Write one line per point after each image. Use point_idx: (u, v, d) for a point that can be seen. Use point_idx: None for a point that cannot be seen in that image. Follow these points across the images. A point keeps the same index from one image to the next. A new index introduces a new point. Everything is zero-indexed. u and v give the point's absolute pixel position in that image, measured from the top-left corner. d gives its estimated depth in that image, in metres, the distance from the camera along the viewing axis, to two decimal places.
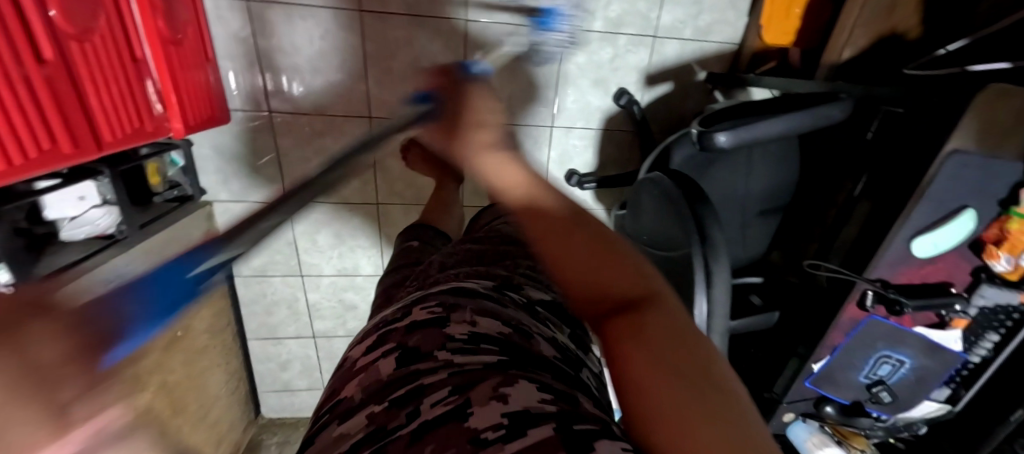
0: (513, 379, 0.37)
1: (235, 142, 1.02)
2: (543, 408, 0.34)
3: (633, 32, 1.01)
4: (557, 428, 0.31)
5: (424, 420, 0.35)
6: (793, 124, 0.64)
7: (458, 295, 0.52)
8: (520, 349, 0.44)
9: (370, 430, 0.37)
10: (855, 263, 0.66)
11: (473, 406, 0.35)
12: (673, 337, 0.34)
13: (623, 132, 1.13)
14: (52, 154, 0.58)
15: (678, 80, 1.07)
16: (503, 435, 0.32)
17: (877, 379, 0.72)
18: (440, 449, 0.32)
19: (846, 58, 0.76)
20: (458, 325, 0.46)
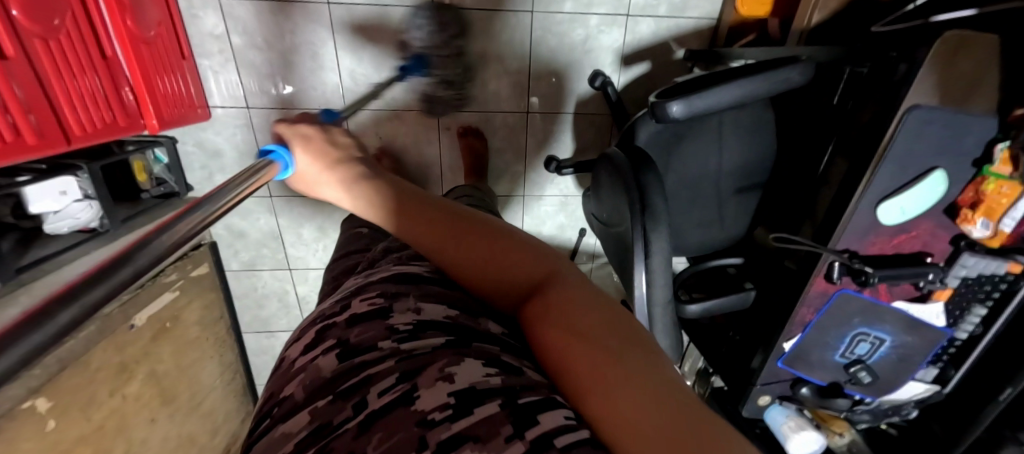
0: (459, 359, 0.37)
1: (217, 138, 1.06)
2: (488, 382, 0.35)
3: (605, 11, 1.00)
4: (504, 404, 0.32)
5: (372, 410, 0.33)
6: (748, 90, 0.62)
7: (400, 283, 0.52)
8: (469, 331, 0.44)
9: (314, 426, 0.34)
10: (822, 233, 0.62)
11: (420, 390, 0.34)
12: (580, 311, 0.42)
13: (601, 115, 1.11)
14: (18, 147, 0.61)
15: (656, 59, 1.06)
16: (451, 415, 0.31)
17: (855, 359, 0.68)
18: (390, 437, 0.30)
19: (816, 22, 0.73)
20: (404, 315, 0.45)
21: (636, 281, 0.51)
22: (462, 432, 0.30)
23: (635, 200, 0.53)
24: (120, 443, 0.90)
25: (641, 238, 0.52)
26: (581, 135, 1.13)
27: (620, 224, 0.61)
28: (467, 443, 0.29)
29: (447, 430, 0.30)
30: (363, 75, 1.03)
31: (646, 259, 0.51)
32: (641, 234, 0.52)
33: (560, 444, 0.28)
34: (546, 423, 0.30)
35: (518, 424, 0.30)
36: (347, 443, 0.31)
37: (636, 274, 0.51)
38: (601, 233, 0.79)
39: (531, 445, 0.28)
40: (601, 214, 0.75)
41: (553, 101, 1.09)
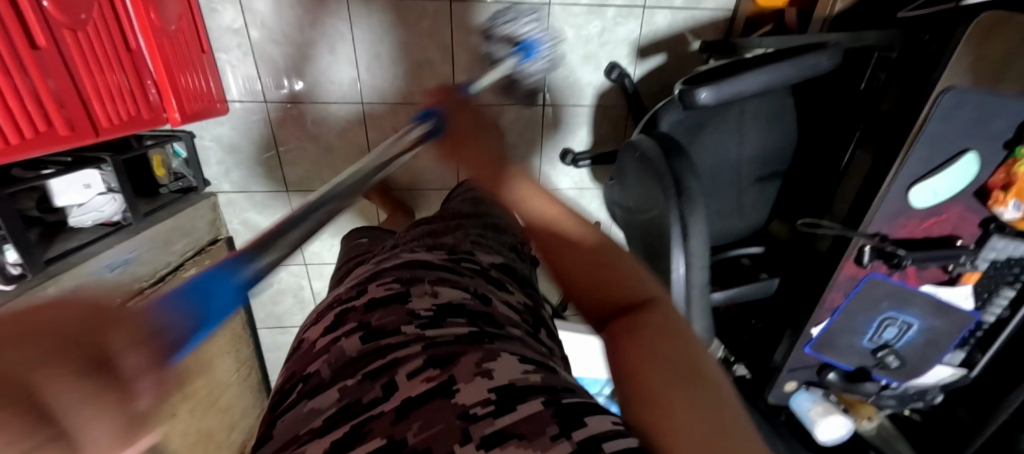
0: (494, 355, 0.38)
1: (234, 133, 1.06)
2: (528, 381, 0.35)
3: (621, 3, 1.00)
4: (546, 404, 0.32)
5: (408, 398, 0.34)
6: (777, 75, 0.62)
7: (412, 267, 0.54)
8: (481, 316, 0.46)
9: (343, 404, 0.36)
10: (851, 217, 0.62)
11: (458, 383, 0.35)
12: (668, 334, 0.35)
13: (616, 108, 1.11)
14: (49, 137, 0.61)
15: (671, 51, 1.06)
16: (494, 411, 0.31)
17: (883, 344, 0.68)
18: (428, 425, 0.31)
19: (839, 11, 0.73)
20: (423, 299, 0.47)
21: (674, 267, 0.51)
22: (507, 426, 0.30)
23: (671, 186, 0.53)
24: None
25: (678, 222, 0.52)
26: (597, 127, 1.14)
27: (651, 211, 0.61)
28: (512, 439, 0.29)
29: (491, 425, 0.30)
30: (380, 68, 1.03)
31: (684, 243, 0.51)
32: (679, 220, 0.52)
33: (608, 449, 0.27)
34: (594, 426, 0.30)
35: (563, 425, 0.30)
36: (384, 427, 0.32)
37: (674, 257, 0.51)
38: (625, 221, 0.79)
39: (579, 446, 0.28)
40: (625, 202, 0.75)
41: (569, 94, 1.09)
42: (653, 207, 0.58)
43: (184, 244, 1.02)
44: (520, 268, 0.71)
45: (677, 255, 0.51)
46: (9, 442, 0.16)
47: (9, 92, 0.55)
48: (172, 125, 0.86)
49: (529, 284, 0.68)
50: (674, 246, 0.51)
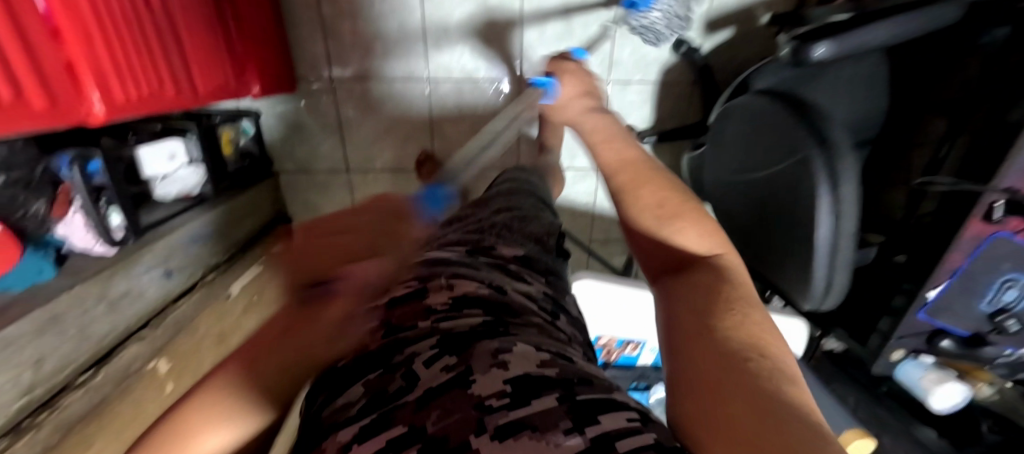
0: (511, 344, 0.28)
1: (299, 112, 1.05)
2: (545, 373, 0.26)
3: None
4: (563, 399, 0.23)
5: (426, 387, 0.24)
6: (898, 27, 0.61)
7: (437, 263, 0.42)
8: (502, 307, 0.35)
9: (361, 403, 0.25)
10: (974, 174, 0.60)
11: (475, 374, 0.25)
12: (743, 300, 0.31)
13: (682, 84, 1.09)
14: (161, 99, 0.63)
15: (740, 25, 1.03)
16: (509, 402, 0.22)
17: (1001, 308, 0.65)
18: (437, 441, 0.20)
19: None
20: (438, 292, 0.35)
21: (821, 219, 0.50)
22: (559, 439, 0.20)
23: (812, 135, 0.51)
24: None
25: (824, 172, 0.50)
26: (661, 105, 1.11)
27: (771, 166, 0.59)
28: (524, 431, 0.20)
29: (504, 417, 0.21)
30: (448, 44, 1.01)
31: (833, 190, 0.49)
32: (824, 168, 0.50)
33: (623, 448, 0.20)
34: (608, 423, 0.22)
35: (578, 418, 0.22)
36: (405, 417, 0.22)
37: (822, 206, 0.50)
38: (717, 189, 0.77)
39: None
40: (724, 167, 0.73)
41: (636, 69, 1.06)
42: (783, 158, 0.56)
43: (249, 223, 1.01)
44: (550, 263, 0.53)
45: (823, 204, 0.49)
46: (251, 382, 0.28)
47: (131, 50, 0.56)
48: (257, 99, 0.87)
49: (555, 277, 0.51)
50: (819, 195, 0.49)
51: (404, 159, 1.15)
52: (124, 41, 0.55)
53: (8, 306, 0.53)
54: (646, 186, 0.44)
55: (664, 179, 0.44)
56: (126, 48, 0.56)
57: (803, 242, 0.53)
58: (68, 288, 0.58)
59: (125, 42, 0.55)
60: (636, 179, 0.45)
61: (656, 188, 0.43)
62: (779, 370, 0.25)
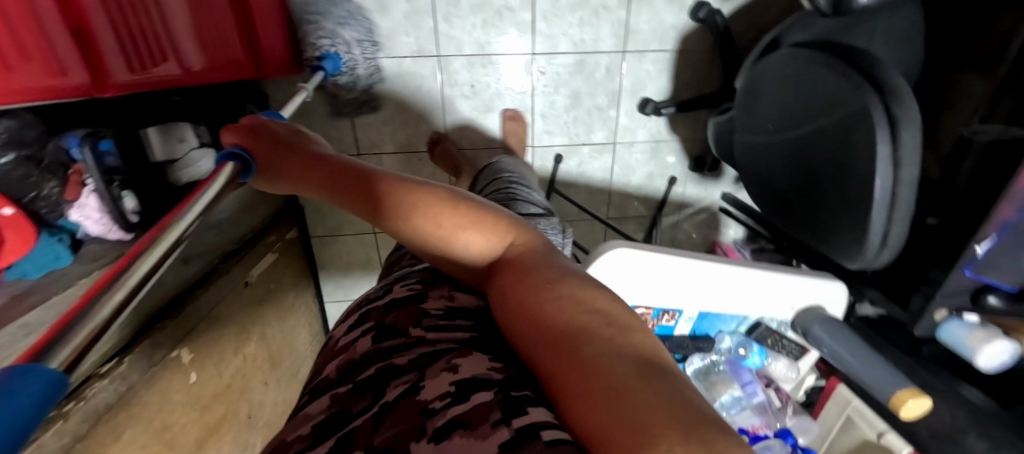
0: (466, 351, 0.36)
1: (309, 94, 1.02)
2: (489, 375, 0.32)
3: None
4: (498, 392, 0.30)
5: (386, 402, 0.32)
6: None
7: (434, 273, 0.52)
8: (487, 325, 0.43)
9: (333, 411, 0.34)
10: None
11: (426, 380, 0.33)
12: (549, 278, 0.37)
13: (700, 51, 1.05)
14: (184, 78, 0.64)
15: None
16: (449, 402, 0.29)
17: None
18: (392, 425, 0.29)
19: None
20: (435, 300, 0.45)
21: (880, 167, 0.49)
22: (457, 416, 0.28)
23: (869, 83, 0.50)
24: (243, 404, 0.88)
25: (882, 117, 0.49)
26: (679, 74, 1.07)
27: (816, 120, 0.58)
28: (456, 430, 0.26)
29: (443, 417, 0.28)
30: (459, 17, 0.97)
31: (893, 135, 0.49)
32: (884, 114, 0.49)
33: (545, 438, 0.24)
34: (537, 413, 0.27)
35: (507, 410, 0.27)
36: (361, 439, 0.29)
37: (880, 148, 0.49)
38: (749, 151, 0.74)
39: (517, 434, 0.24)
40: (758, 128, 0.70)
41: (653, 37, 1.03)
42: (834, 108, 0.54)
43: (263, 210, 0.98)
44: None
45: (883, 151, 0.49)
46: None
47: (155, 28, 0.57)
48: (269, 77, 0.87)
49: None
50: (879, 142, 0.49)
51: (416, 139, 1.11)
52: (148, 18, 0.56)
53: (28, 294, 0.51)
54: (478, 223, 0.43)
55: (483, 214, 0.44)
56: (151, 26, 0.56)
57: (860, 193, 0.53)
58: (89, 274, 0.56)
59: (149, 18, 0.56)
60: (462, 207, 0.44)
61: (462, 211, 0.43)
62: (630, 347, 0.29)
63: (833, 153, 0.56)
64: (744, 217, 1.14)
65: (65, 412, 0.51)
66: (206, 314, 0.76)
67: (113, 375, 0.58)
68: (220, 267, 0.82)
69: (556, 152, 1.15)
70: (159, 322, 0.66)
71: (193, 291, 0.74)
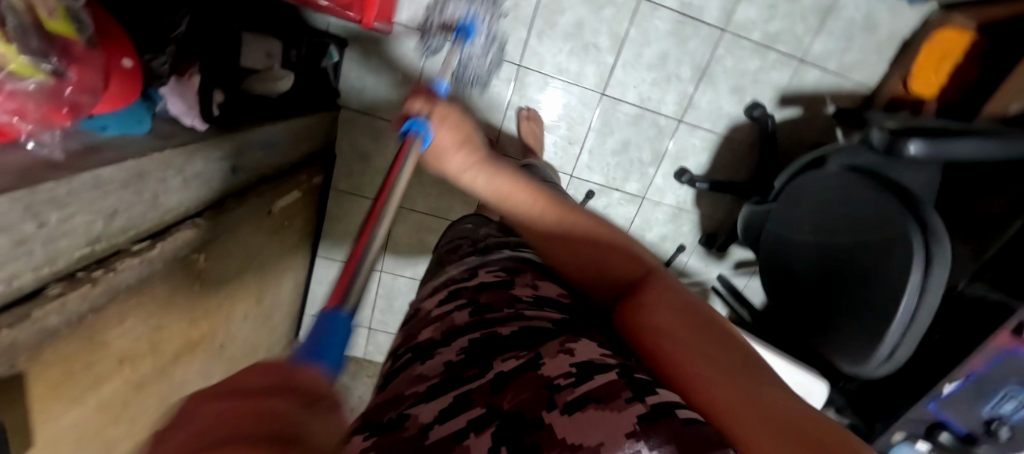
0: (577, 337, 0.40)
1: (387, 56, 1.03)
2: (605, 359, 0.37)
3: (783, 51, 1.06)
4: (621, 373, 0.35)
5: (500, 372, 0.37)
6: (982, 151, 0.71)
7: (518, 261, 0.56)
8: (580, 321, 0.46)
9: (446, 376, 0.39)
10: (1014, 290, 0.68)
11: (544, 358, 0.37)
12: (688, 311, 0.47)
13: (743, 142, 1.16)
14: None
15: (809, 108, 1.12)
16: (575, 382, 0.34)
17: (998, 415, 0.75)
18: (519, 395, 0.34)
19: (1012, 111, 0.86)
20: (524, 289, 0.49)
21: (910, 291, 0.58)
22: (587, 393, 0.33)
23: (916, 222, 0.59)
24: (221, 331, 0.83)
25: (920, 248, 0.58)
26: (718, 156, 1.17)
27: (863, 233, 0.66)
28: (591, 403, 0.32)
29: (572, 392, 0.33)
30: (551, 38, 1.02)
31: (926, 267, 0.57)
32: (922, 245, 0.58)
33: (681, 416, 0.31)
34: (663, 395, 0.32)
35: (636, 390, 0.33)
36: (481, 397, 0.35)
37: (912, 274, 0.58)
38: (779, 243, 0.82)
39: (653, 411, 0.30)
40: (797, 225, 0.79)
41: (708, 117, 1.12)
42: (878, 233, 0.63)
43: (305, 147, 0.96)
44: None
45: (913, 277, 0.58)
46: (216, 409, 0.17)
47: None
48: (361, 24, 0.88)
49: None
50: (913, 269, 0.58)
51: None
52: None
53: (102, 148, 0.50)
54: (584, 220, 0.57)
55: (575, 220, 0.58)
56: None
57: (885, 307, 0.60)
58: (160, 150, 0.55)
59: None
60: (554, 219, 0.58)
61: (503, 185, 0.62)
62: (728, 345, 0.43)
63: (868, 267, 0.64)
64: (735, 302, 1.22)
65: (94, 276, 0.50)
66: (231, 228, 0.74)
67: (144, 257, 0.56)
68: (256, 188, 0.80)
69: (590, 188, 1.20)
70: (190, 219, 0.65)
71: (228, 202, 0.73)
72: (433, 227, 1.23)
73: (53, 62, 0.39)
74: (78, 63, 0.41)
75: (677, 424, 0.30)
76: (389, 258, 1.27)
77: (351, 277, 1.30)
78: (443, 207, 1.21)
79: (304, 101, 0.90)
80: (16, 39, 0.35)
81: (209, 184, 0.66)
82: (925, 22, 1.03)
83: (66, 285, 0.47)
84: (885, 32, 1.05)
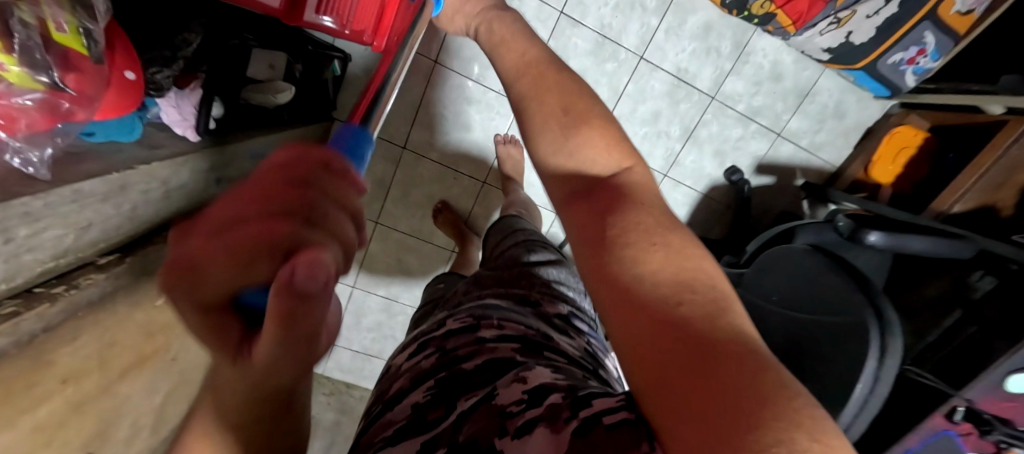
0: (531, 365, 0.36)
1: None
2: (556, 383, 0.33)
3: (764, 123, 1.14)
4: (567, 397, 0.31)
5: (460, 412, 0.34)
6: (929, 247, 0.78)
7: (487, 306, 0.51)
8: (542, 345, 0.43)
9: (413, 418, 0.36)
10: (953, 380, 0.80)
11: (499, 390, 0.34)
12: (660, 229, 0.31)
13: (720, 203, 1.22)
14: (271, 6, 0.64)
15: (781, 178, 1.20)
16: (526, 407, 0.31)
17: None
18: (476, 431, 0.31)
19: (955, 211, 0.97)
20: (488, 329, 0.44)
21: (865, 377, 0.62)
22: (536, 421, 0.29)
23: (874, 315, 0.65)
24: (175, 344, 0.77)
25: (876, 340, 0.63)
26: (696, 212, 1.23)
27: (822, 312, 0.72)
28: (537, 426, 0.29)
29: (521, 417, 0.30)
30: None
31: (880, 358, 0.63)
32: (878, 337, 0.63)
33: (606, 423, 0.26)
34: (599, 405, 0.28)
35: (576, 405, 0.29)
36: (445, 438, 0.32)
37: (868, 358, 0.62)
38: None
39: (586, 423, 0.27)
40: (767, 294, 0.85)
41: (690, 175, 1.18)
42: (842, 319, 0.68)
43: None
44: (587, 320, 0.64)
45: (869, 366, 0.62)
46: (248, 209, 0.18)
47: None
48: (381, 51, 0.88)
49: (592, 331, 0.60)
50: (870, 356, 0.62)
51: (463, 158, 1.13)
52: None
53: (84, 156, 0.46)
54: (551, 93, 0.42)
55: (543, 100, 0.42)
56: None
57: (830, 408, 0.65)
58: (146, 161, 0.51)
59: None
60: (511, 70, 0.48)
61: None
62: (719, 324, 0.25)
63: (824, 348, 0.70)
64: None
65: (52, 294, 0.45)
66: None
67: (109, 272, 0.52)
68: None
69: None
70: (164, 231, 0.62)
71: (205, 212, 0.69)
72: (413, 249, 1.23)
73: (52, 74, 0.36)
74: (76, 74, 0.39)
75: (601, 435, 0.26)
76: (363, 274, 1.24)
77: None
78: (426, 231, 1.21)
79: (307, 121, 0.90)
80: (16, 51, 0.34)
81: (190, 193, 0.63)
82: (887, 115, 1.13)
83: (21, 304, 0.42)
84: (852, 120, 1.14)
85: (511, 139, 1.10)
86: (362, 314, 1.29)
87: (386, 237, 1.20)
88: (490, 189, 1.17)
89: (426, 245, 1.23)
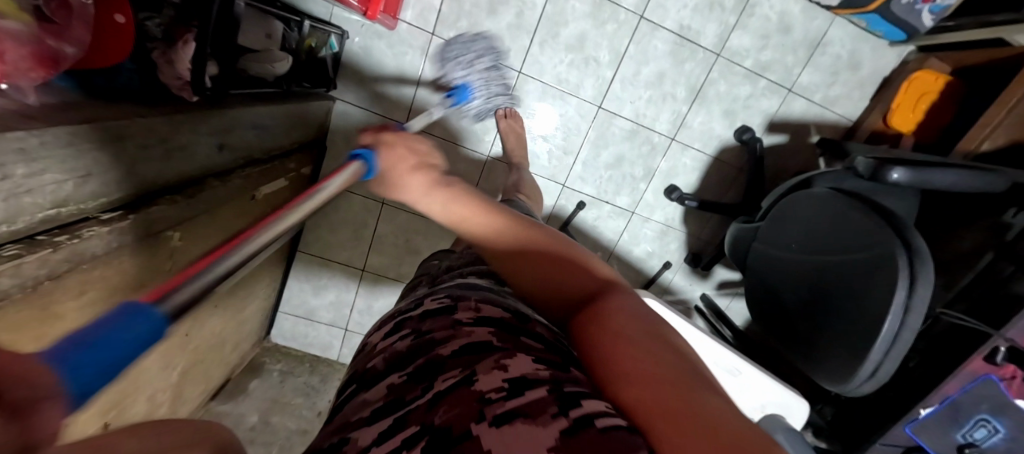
0: (513, 352, 0.34)
1: (386, 49, 1.02)
2: (539, 374, 0.31)
3: (773, 79, 1.10)
4: (551, 389, 0.29)
5: (438, 390, 0.31)
6: (958, 180, 0.73)
7: (468, 289, 0.48)
8: (520, 329, 0.38)
9: (390, 400, 0.33)
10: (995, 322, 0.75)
11: (478, 374, 0.31)
12: (658, 327, 0.37)
13: (731, 165, 1.19)
14: None
15: (794, 136, 1.16)
16: (506, 395, 0.29)
17: (970, 441, 0.81)
18: (451, 414, 0.28)
19: (983, 150, 0.92)
20: (465, 312, 0.41)
21: (894, 310, 0.59)
22: (515, 409, 0.27)
23: (900, 244, 0.61)
24: (188, 319, 0.78)
25: (905, 269, 0.59)
26: (707, 177, 1.20)
27: (842, 253, 0.69)
28: (517, 417, 0.27)
29: (501, 406, 0.28)
30: (554, 48, 1.04)
31: (910, 287, 0.59)
32: (906, 265, 0.59)
33: (598, 424, 0.25)
34: (590, 406, 0.28)
35: (562, 402, 0.28)
36: (417, 415, 0.30)
37: (895, 291, 0.59)
38: (765, 261, 0.86)
39: (575, 423, 0.25)
40: (786, 243, 0.81)
41: (699, 138, 1.15)
42: (866, 253, 0.64)
43: (297, 135, 0.94)
44: None
45: (898, 296, 0.59)
46: None
47: None
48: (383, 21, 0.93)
49: None
50: (898, 286, 0.59)
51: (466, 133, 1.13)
52: None
53: (79, 105, 0.47)
54: (534, 233, 0.45)
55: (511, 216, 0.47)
56: None
57: (853, 357, 0.64)
58: (144, 115, 0.52)
59: None
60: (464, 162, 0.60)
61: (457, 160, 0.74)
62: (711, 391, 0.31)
63: (850, 288, 0.66)
64: (716, 322, 1.24)
65: (55, 241, 0.45)
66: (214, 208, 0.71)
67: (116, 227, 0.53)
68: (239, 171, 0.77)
69: (581, 199, 1.20)
70: (170, 193, 0.62)
71: (206, 179, 0.69)
72: (421, 229, 1.23)
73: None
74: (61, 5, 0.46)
75: (593, 435, 0.25)
76: (372, 256, 1.24)
77: (331, 275, 1.26)
78: None
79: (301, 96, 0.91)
80: None
81: (193, 157, 0.63)
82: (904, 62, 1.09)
83: (23, 247, 0.42)
84: (868, 70, 1.10)
85: (513, 113, 1.06)
86: (373, 297, 1.30)
87: (393, 217, 1.21)
88: (494, 164, 1.16)
89: (434, 224, 1.23)
